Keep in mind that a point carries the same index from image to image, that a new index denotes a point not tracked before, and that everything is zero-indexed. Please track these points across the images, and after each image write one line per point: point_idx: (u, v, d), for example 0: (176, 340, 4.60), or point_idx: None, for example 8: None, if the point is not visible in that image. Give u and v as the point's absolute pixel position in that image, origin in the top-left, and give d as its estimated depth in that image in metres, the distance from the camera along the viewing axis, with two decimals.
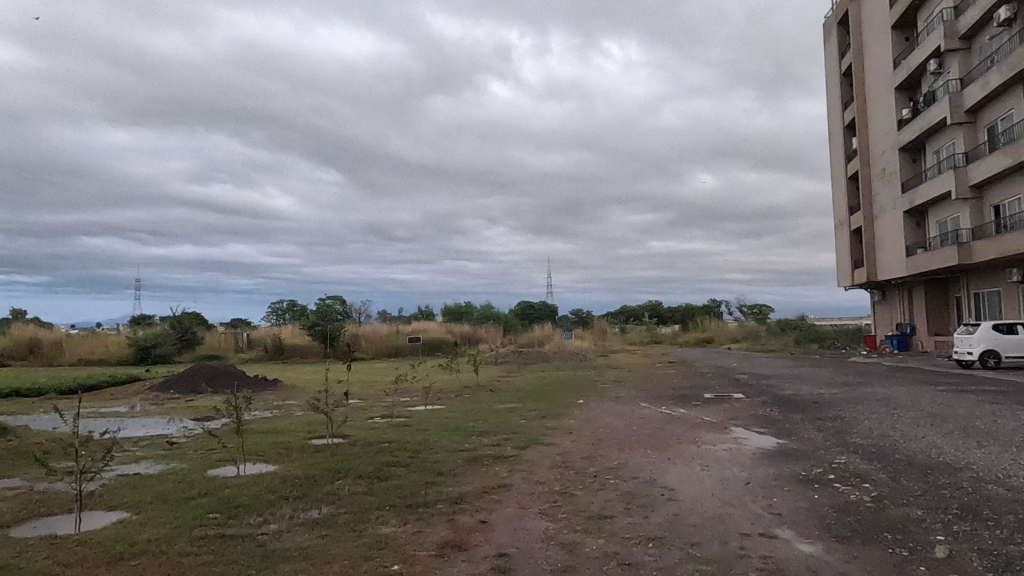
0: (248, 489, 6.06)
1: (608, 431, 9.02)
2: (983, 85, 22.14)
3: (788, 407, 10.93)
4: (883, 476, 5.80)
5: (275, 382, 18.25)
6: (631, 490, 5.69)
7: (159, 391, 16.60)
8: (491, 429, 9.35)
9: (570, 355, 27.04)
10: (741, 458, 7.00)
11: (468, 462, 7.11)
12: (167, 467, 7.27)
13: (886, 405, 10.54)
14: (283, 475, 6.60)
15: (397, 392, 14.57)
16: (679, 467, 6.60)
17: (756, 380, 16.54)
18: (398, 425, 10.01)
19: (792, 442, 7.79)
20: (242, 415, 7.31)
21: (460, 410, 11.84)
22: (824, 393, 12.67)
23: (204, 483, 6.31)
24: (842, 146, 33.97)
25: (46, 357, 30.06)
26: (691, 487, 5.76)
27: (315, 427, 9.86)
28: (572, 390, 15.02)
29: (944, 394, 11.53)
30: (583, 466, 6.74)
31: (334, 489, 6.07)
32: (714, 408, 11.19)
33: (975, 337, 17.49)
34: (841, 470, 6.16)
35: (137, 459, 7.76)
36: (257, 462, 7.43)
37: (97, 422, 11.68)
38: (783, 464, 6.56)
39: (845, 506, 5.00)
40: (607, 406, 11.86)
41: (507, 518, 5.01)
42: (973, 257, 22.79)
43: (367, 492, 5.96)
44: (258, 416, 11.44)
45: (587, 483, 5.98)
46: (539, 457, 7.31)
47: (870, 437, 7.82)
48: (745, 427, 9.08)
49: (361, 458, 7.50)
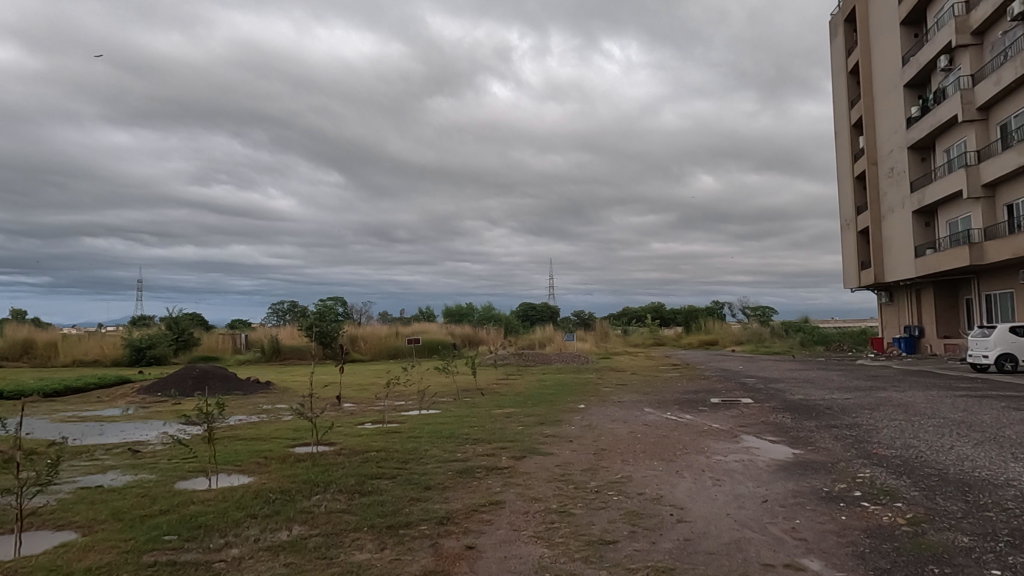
0: (215, 506, 5.50)
1: (610, 439, 8.47)
2: (996, 81, 21.59)
3: (802, 414, 10.31)
4: (915, 494, 5.24)
5: (267, 386, 17.41)
6: (636, 509, 5.12)
7: (147, 394, 16.07)
8: (485, 437, 8.81)
9: (571, 357, 26.46)
10: (756, 471, 6.43)
11: (458, 475, 6.57)
12: (133, 479, 6.71)
13: (904, 411, 9.97)
14: (256, 489, 6.05)
15: (391, 397, 13.97)
16: (689, 482, 6.02)
17: (766, 384, 15.93)
18: (389, 432, 9.47)
19: (809, 453, 7.21)
20: (214, 423, 6.77)
21: (455, 415, 11.28)
22: (838, 399, 12.08)
23: (167, 499, 5.75)
24: (848, 144, 33.39)
25: (41, 358, 29.59)
26: (703, 506, 5.19)
27: (300, 434, 9.33)
28: (573, 394, 14.42)
29: (965, 400, 10.97)
30: (584, 480, 6.18)
31: (310, 506, 5.52)
32: (723, 414, 10.65)
33: (991, 339, 16.89)
34: (868, 486, 5.59)
35: (102, 470, 7.21)
36: (231, 473, 6.89)
37: (74, 426, 11.13)
38: (803, 479, 6.00)
39: (878, 530, 4.45)
40: (609, 412, 11.32)
41: (498, 543, 4.45)
42: (986, 258, 22.19)
43: (346, 510, 5.39)
44: (241, 422, 10.82)
45: (589, 501, 5.42)
46: (536, 469, 6.75)
47: (893, 447, 7.27)
48: (757, 436, 8.53)
49: (345, 469, 6.93)
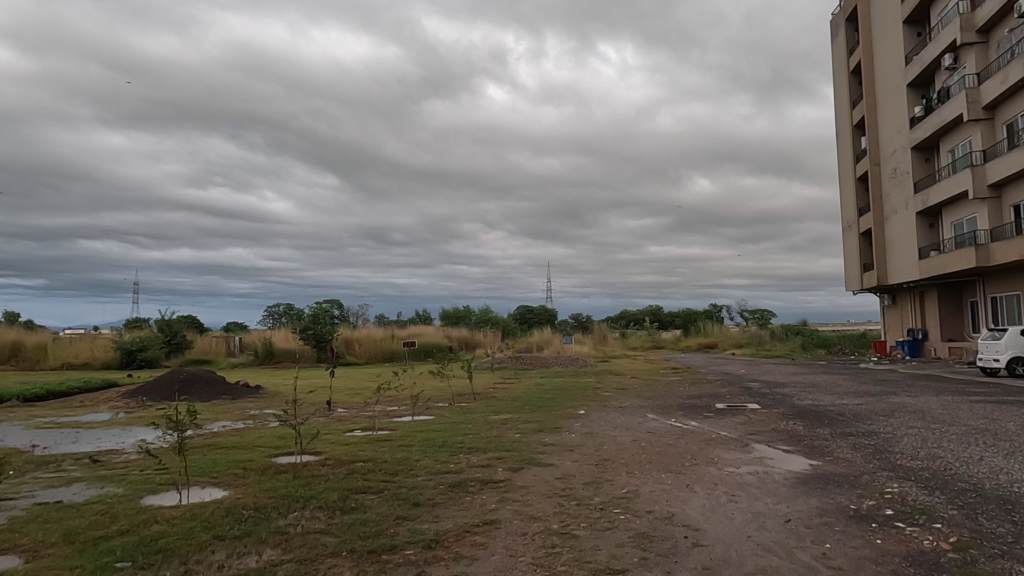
0: (180, 525, 4.98)
1: (613, 448, 7.97)
2: (1002, 79, 21.16)
3: (814, 422, 9.77)
4: (954, 514, 4.74)
5: (256, 391, 16.88)
6: (646, 531, 4.61)
7: (131, 398, 15.49)
8: (479, 446, 8.29)
9: (570, 360, 25.94)
10: (774, 486, 5.92)
11: (450, 489, 6.04)
12: (97, 493, 6.18)
13: (922, 418, 9.46)
14: (229, 506, 5.53)
15: (383, 402, 13.47)
16: (702, 498, 5.49)
17: (771, 388, 15.49)
18: (379, 440, 8.94)
19: (828, 465, 6.70)
20: (185, 432, 6.25)
21: (450, 421, 10.74)
22: (849, 404, 11.61)
23: (130, 517, 5.24)
24: (851, 145, 32.99)
25: (29, 361, 28.95)
26: (721, 527, 4.68)
27: (282, 442, 8.81)
28: (572, 399, 13.91)
29: (983, 405, 10.47)
30: (586, 495, 5.67)
31: (285, 525, 4.99)
32: (730, 421, 10.16)
33: (1002, 343, 16.42)
34: (900, 504, 5.09)
35: (66, 482, 6.67)
36: (205, 486, 6.37)
37: (46, 433, 10.55)
38: (826, 495, 5.50)
39: (921, 557, 3.94)
40: (610, 418, 10.82)
41: (492, 573, 3.93)
42: (992, 259, 21.73)
43: (324, 531, 4.86)
44: (223, 429, 10.33)
45: (594, 520, 4.90)
46: (535, 482, 6.22)
47: (918, 458, 6.76)
48: (769, 445, 8.01)
49: (327, 483, 6.40)
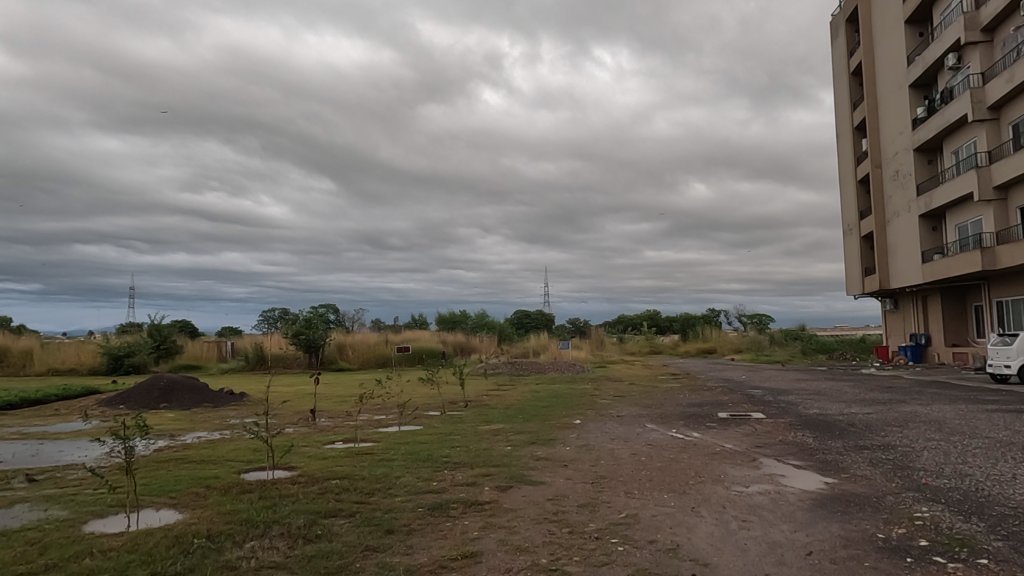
0: (116, 560, 4.35)
1: (609, 463, 7.36)
2: (1008, 78, 20.64)
3: (824, 433, 9.16)
4: (999, 546, 4.14)
5: (239, 398, 16.19)
6: (647, 567, 4.02)
7: (109, 406, 14.80)
8: (466, 460, 7.70)
9: (567, 366, 25.29)
10: (789, 509, 5.30)
11: (429, 513, 5.43)
12: (37, 517, 5.55)
13: (939, 430, 8.88)
14: (178, 534, 4.91)
15: (368, 411, 12.80)
16: (710, 525, 4.89)
17: (774, 395, 14.90)
18: (359, 453, 8.33)
19: (846, 484, 6.10)
20: (133, 449, 5.58)
21: (437, 432, 10.13)
22: (859, 414, 10.98)
23: (60, 549, 4.61)
24: (852, 147, 32.50)
25: (14, 367, 28.34)
26: (733, 562, 4.08)
27: (255, 456, 8.22)
28: (569, 408, 13.26)
29: (1001, 415, 9.89)
30: (580, 521, 5.06)
31: (236, 559, 4.38)
32: (735, 432, 9.55)
33: (1013, 348, 15.86)
34: (934, 533, 4.49)
35: (8, 504, 6.04)
36: (161, 508, 5.77)
37: (8, 445, 9.88)
38: (848, 520, 4.90)
39: None
40: (607, 428, 10.23)
41: None
42: (998, 263, 21.24)
43: (279, 567, 4.24)
44: (196, 441, 9.72)
45: (588, 553, 4.29)
46: (523, 505, 5.61)
47: (944, 476, 6.16)
48: (778, 460, 7.43)
49: (294, 505, 5.77)
